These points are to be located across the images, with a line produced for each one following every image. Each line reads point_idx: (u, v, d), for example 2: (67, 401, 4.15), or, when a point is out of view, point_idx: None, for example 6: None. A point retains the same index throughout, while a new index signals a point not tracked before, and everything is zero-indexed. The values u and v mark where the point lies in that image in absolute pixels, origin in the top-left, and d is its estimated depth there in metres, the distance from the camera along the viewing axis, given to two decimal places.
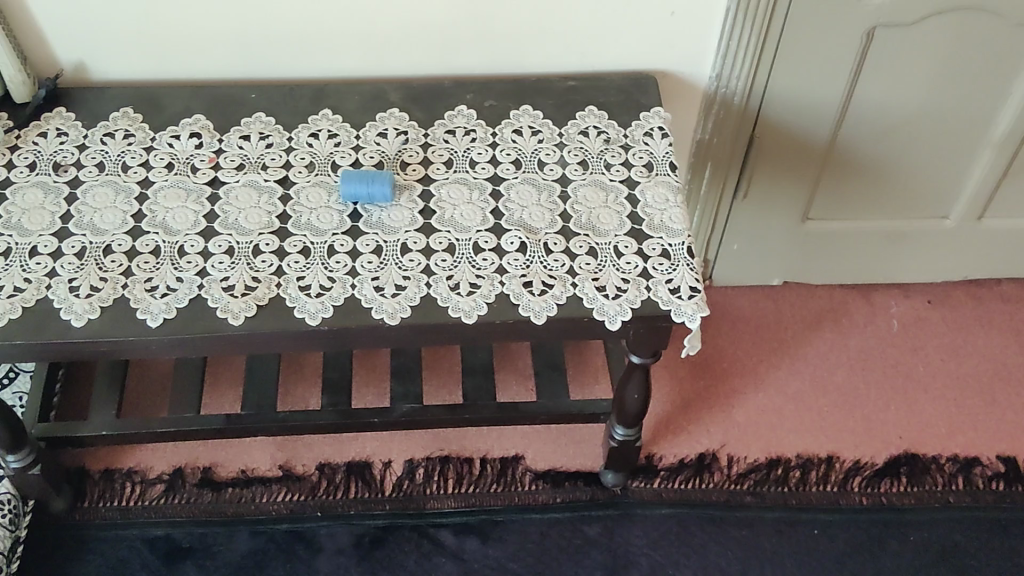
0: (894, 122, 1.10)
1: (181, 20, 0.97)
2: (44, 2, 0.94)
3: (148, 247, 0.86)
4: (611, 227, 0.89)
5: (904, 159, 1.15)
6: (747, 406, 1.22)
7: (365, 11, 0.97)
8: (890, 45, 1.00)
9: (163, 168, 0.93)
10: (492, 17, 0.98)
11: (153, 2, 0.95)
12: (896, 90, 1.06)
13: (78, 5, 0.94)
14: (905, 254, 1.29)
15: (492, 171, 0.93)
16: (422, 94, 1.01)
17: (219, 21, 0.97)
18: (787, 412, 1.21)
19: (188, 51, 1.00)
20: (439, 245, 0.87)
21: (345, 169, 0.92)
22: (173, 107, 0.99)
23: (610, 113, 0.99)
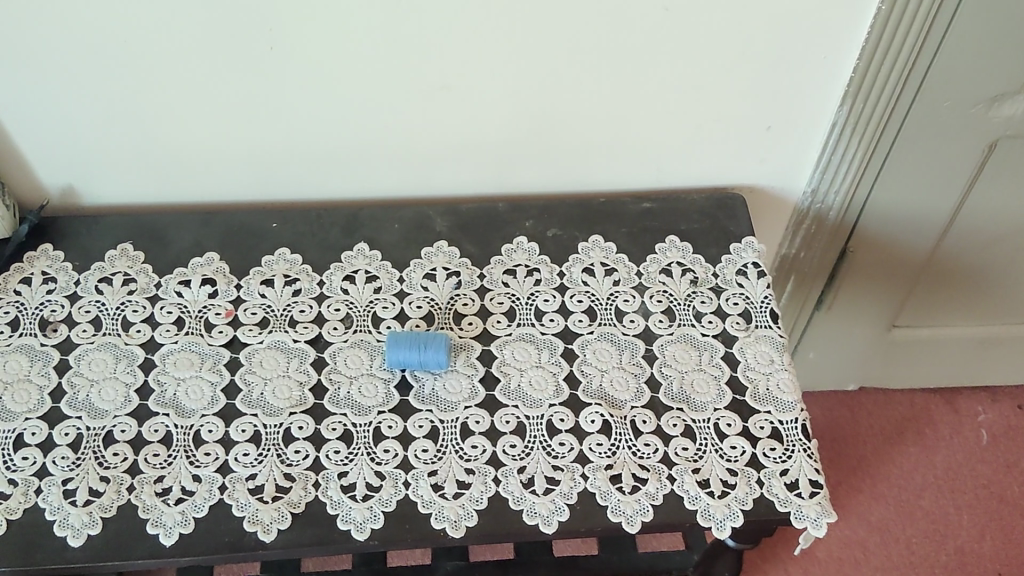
0: (1007, 230, 0.96)
1: (198, 140, 0.83)
2: (24, 120, 0.79)
3: (157, 434, 0.72)
4: (708, 398, 0.75)
5: (1009, 268, 1.01)
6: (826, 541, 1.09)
7: (402, 123, 0.82)
8: (1014, 157, 0.87)
9: (172, 325, 0.78)
10: (555, 134, 0.84)
11: (157, 116, 0.80)
12: (1015, 199, 0.92)
13: (61, 120, 0.80)
14: (1005, 358, 1.15)
15: (562, 324, 0.79)
16: (472, 221, 0.85)
17: (236, 140, 0.83)
18: (869, 546, 1.09)
19: (202, 169, 0.85)
20: (507, 424, 0.73)
21: (392, 329, 0.77)
22: (180, 242, 0.83)
23: (694, 245, 0.84)
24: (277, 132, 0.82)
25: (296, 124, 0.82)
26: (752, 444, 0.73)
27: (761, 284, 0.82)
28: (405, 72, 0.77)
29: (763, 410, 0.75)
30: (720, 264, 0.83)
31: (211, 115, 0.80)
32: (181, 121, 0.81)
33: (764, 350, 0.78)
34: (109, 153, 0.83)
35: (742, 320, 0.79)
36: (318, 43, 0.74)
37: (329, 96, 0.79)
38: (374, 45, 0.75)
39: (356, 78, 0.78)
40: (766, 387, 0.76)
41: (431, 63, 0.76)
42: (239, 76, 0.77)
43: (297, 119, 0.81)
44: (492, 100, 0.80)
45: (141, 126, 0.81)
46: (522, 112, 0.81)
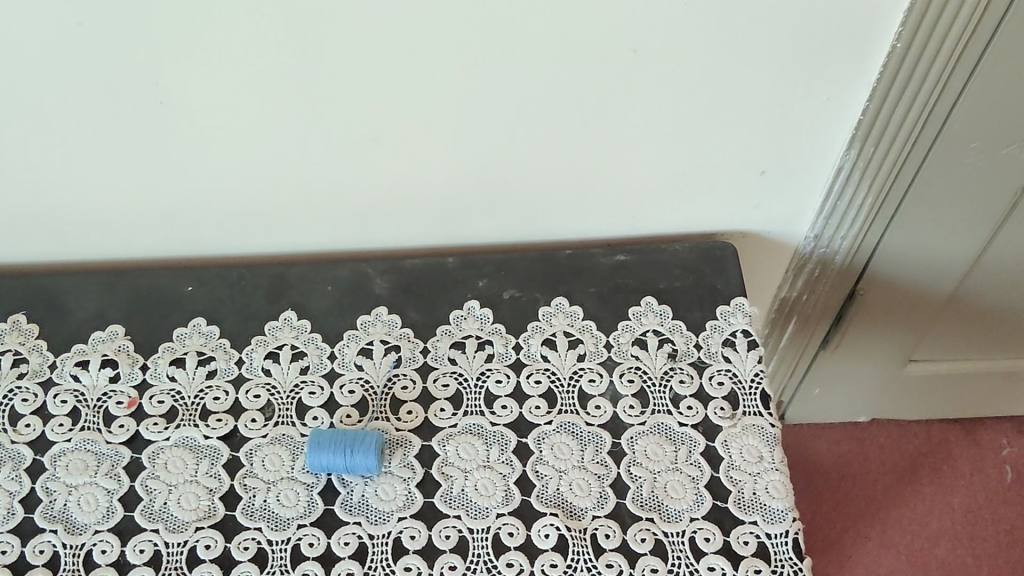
0: None
1: (95, 201, 0.71)
2: None
3: (42, 556, 0.62)
4: (685, 505, 0.64)
5: None
6: None
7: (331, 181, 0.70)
8: None
9: (66, 418, 0.67)
10: (511, 188, 0.72)
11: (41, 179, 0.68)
12: None
13: None
14: None
15: (516, 412, 0.68)
16: (417, 282, 0.74)
17: (140, 201, 0.71)
18: None
19: (106, 228, 0.74)
20: (446, 541, 0.63)
21: (320, 426, 0.67)
22: (80, 312, 0.73)
23: (674, 308, 0.72)
24: (186, 192, 0.71)
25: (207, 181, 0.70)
26: (733, 564, 0.62)
27: (750, 359, 0.70)
28: (326, 128, 0.65)
29: (747, 521, 0.64)
30: (703, 333, 0.71)
31: (105, 177, 0.68)
32: (69, 183, 0.69)
33: (752, 444, 0.66)
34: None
35: (727, 406, 0.68)
36: (217, 101, 0.62)
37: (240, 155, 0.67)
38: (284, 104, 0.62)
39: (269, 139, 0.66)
40: (752, 490, 0.65)
41: (355, 118, 0.64)
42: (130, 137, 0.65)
43: (205, 179, 0.69)
44: (434, 155, 0.68)
45: (27, 189, 0.69)
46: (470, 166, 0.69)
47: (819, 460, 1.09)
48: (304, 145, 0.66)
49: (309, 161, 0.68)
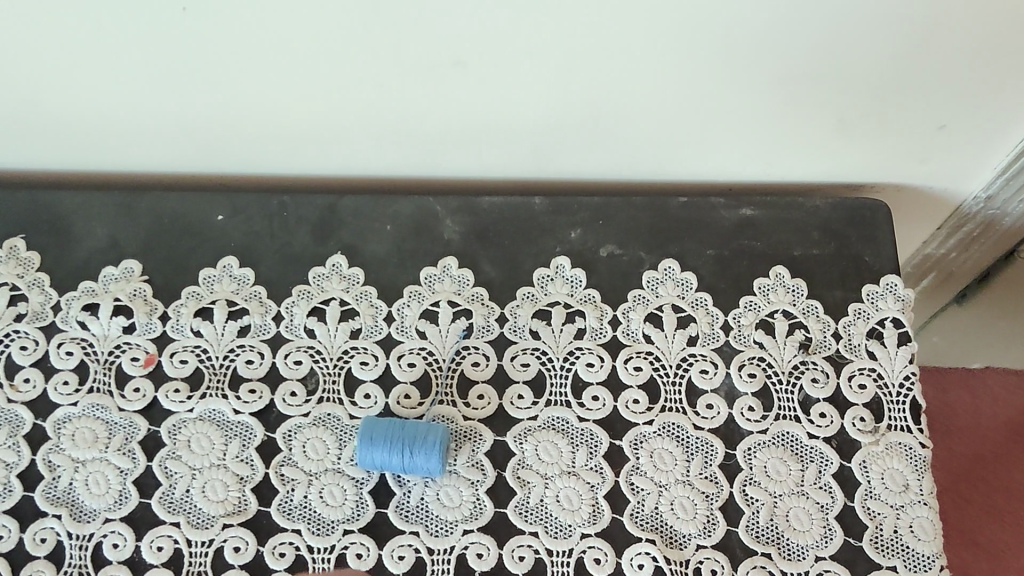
0: None
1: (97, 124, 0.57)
2: None
3: (44, 547, 0.53)
4: (810, 541, 0.53)
5: None
6: None
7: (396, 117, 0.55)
8: None
9: (71, 375, 0.56)
10: (620, 134, 0.57)
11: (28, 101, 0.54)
12: None
13: None
14: None
15: (610, 406, 0.56)
16: (494, 228, 0.61)
17: (152, 128, 0.57)
18: None
19: (113, 151, 0.60)
20: (520, 564, 0.52)
21: (374, 412, 0.55)
22: (90, 242, 0.60)
23: (809, 283, 0.59)
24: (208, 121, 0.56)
25: (239, 113, 0.55)
26: None
27: (901, 358, 0.57)
28: (392, 56, 0.49)
29: (885, 565, 0.53)
30: (844, 319, 0.58)
31: (110, 100, 0.54)
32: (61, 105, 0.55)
33: (896, 468, 0.55)
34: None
35: (868, 416, 0.56)
36: (251, 20, 0.46)
37: (279, 83, 0.52)
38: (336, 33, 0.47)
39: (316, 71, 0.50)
40: (893, 527, 0.54)
41: (432, 49, 0.49)
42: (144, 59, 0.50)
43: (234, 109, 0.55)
44: (528, 96, 0.53)
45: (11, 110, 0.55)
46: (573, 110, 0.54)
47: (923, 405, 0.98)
48: (360, 77, 0.51)
49: (367, 97, 0.53)
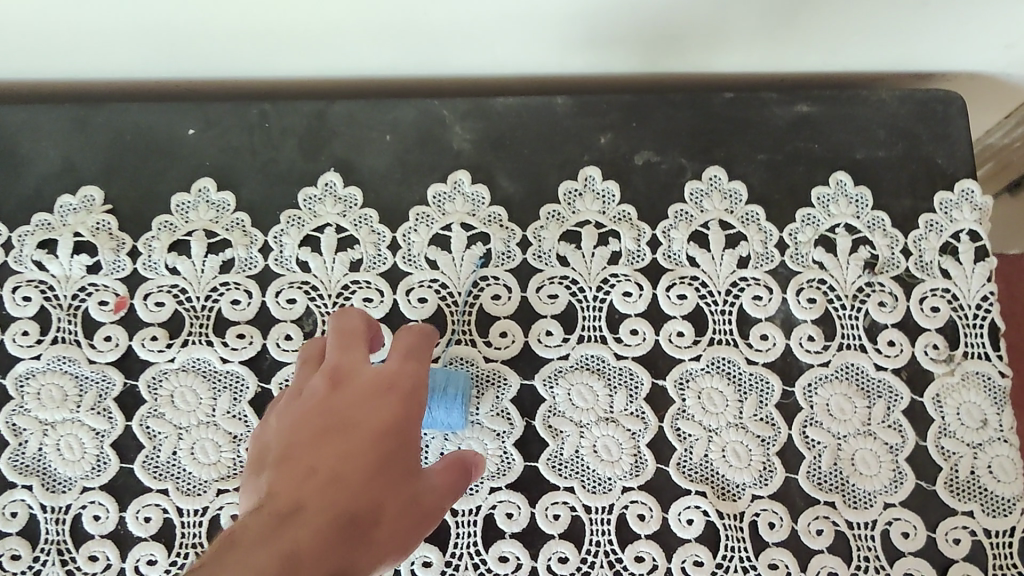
0: None
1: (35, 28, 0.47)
2: None
3: (15, 522, 0.47)
4: (877, 487, 0.48)
5: None
6: None
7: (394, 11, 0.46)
8: None
9: (31, 324, 0.49)
10: (660, 25, 0.48)
11: None
12: None
13: None
14: None
15: (651, 341, 0.49)
16: (511, 136, 0.53)
17: (99, 29, 0.48)
18: None
19: (59, 58, 0.51)
20: (556, 524, 0.47)
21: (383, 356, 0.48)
22: (41, 165, 0.52)
23: (874, 192, 0.51)
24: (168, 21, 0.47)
25: (205, 11, 0.46)
26: (937, 571, 0.47)
27: (979, 276, 0.50)
28: None
29: (961, 511, 0.47)
30: (915, 232, 0.51)
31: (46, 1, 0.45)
32: None
33: (973, 402, 0.48)
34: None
35: (942, 343, 0.49)
36: None
37: None
38: None
39: None
40: (969, 468, 0.48)
41: None
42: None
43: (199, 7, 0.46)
44: None
45: None
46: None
47: None
48: None
49: None
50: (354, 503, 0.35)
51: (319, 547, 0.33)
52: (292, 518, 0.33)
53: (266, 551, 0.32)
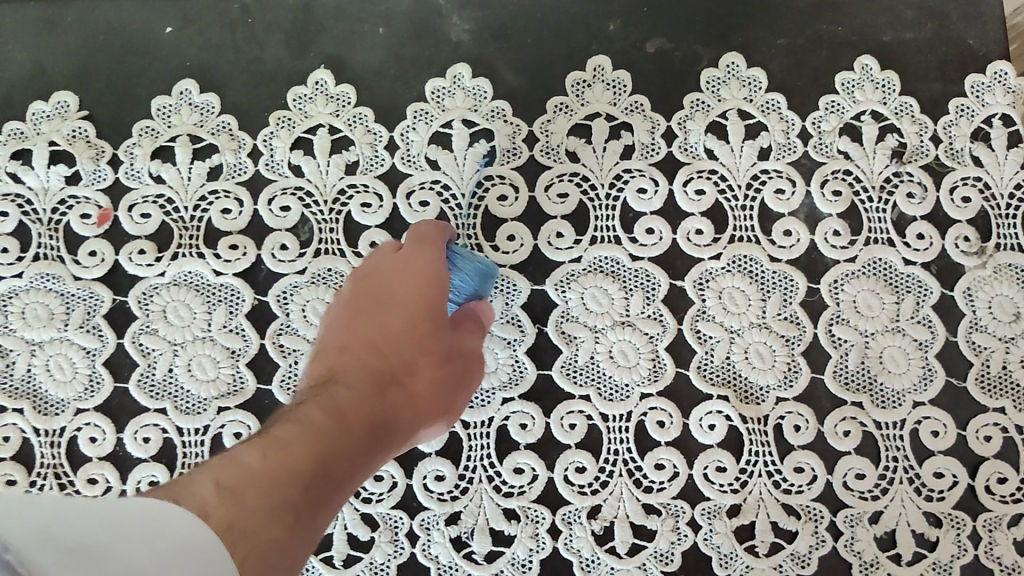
0: None
1: None
2: None
3: (8, 446, 0.45)
4: (906, 386, 0.46)
5: None
6: None
7: None
8: None
9: (10, 241, 0.46)
10: None
11: None
12: None
13: None
14: None
15: (668, 240, 0.46)
16: (513, 24, 0.49)
17: None
18: None
19: None
20: (572, 434, 0.45)
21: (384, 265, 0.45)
22: (9, 69, 0.48)
23: (902, 76, 0.48)
24: None
25: None
26: (968, 469, 0.45)
27: (1013, 161, 0.47)
28: None
29: (993, 408, 0.45)
30: (945, 118, 0.48)
31: None
32: None
33: (1006, 294, 0.46)
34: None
35: (973, 235, 0.47)
36: None
37: None
38: None
39: None
40: (1001, 363, 0.46)
41: None
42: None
43: None
44: None
45: None
46: None
47: None
48: None
49: None
50: (393, 367, 0.36)
51: (363, 393, 0.35)
52: (338, 382, 0.35)
53: (319, 411, 0.33)
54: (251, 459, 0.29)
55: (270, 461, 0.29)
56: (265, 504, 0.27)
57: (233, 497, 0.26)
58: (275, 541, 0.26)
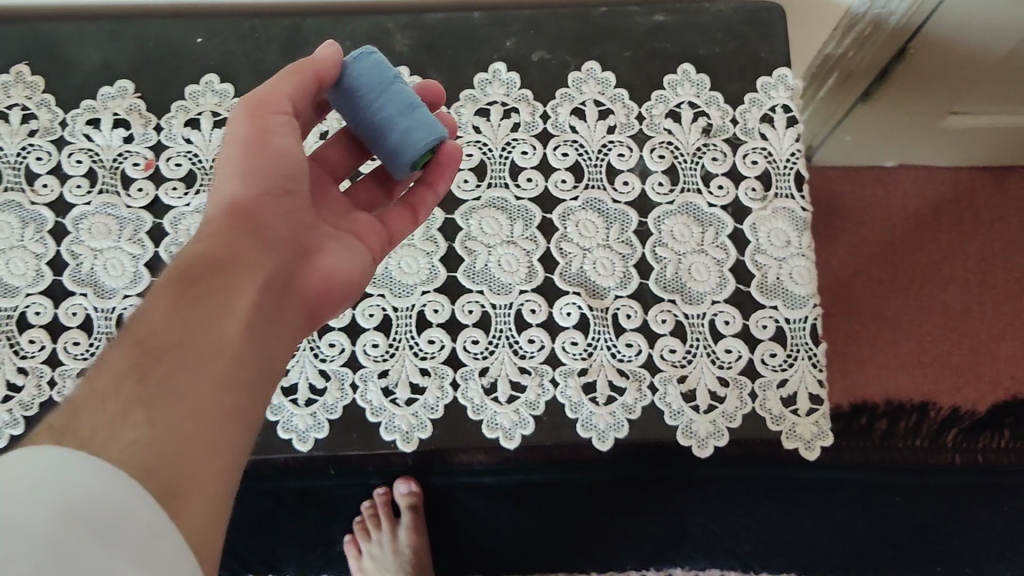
0: None
1: None
2: None
3: (75, 318, 0.64)
4: (707, 289, 0.65)
5: None
6: (862, 340, 1.06)
7: None
8: None
9: (83, 179, 0.66)
10: None
11: None
12: None
13: None
14: None
15: (541, 186, 0.66)
16: (440, 38, 0.70)
17: None
18: (900, 349, 1.05)
19: None
20: (470, 316, 0.64)
21: None
22: (86, 63, 0.69)
23: (712, 77, 0.68)
24: None
25: None
26: (750, 348, 0.64)
27: (789, 137, 0.67)
28: None
29: (769, 306, 0.64)
30: (742, 107, 0.68)
31: None
32: None
33: (780, 227, 0.65)
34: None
35: (759, 187, 0.66)
36: None
37: None
38: None
39: None
40: (776, 275, 0.65)
41: None
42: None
43: None
44: None
45: None
46: None
47: (842, 199, 1.09)
48: None
49: None
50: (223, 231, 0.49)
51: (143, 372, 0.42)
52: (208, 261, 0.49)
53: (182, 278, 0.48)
54: (99, 378, 0.42)
55: (119, 363, 0.42)
56: (129, 391, 0.41)
57: (82, 419, 0.40)
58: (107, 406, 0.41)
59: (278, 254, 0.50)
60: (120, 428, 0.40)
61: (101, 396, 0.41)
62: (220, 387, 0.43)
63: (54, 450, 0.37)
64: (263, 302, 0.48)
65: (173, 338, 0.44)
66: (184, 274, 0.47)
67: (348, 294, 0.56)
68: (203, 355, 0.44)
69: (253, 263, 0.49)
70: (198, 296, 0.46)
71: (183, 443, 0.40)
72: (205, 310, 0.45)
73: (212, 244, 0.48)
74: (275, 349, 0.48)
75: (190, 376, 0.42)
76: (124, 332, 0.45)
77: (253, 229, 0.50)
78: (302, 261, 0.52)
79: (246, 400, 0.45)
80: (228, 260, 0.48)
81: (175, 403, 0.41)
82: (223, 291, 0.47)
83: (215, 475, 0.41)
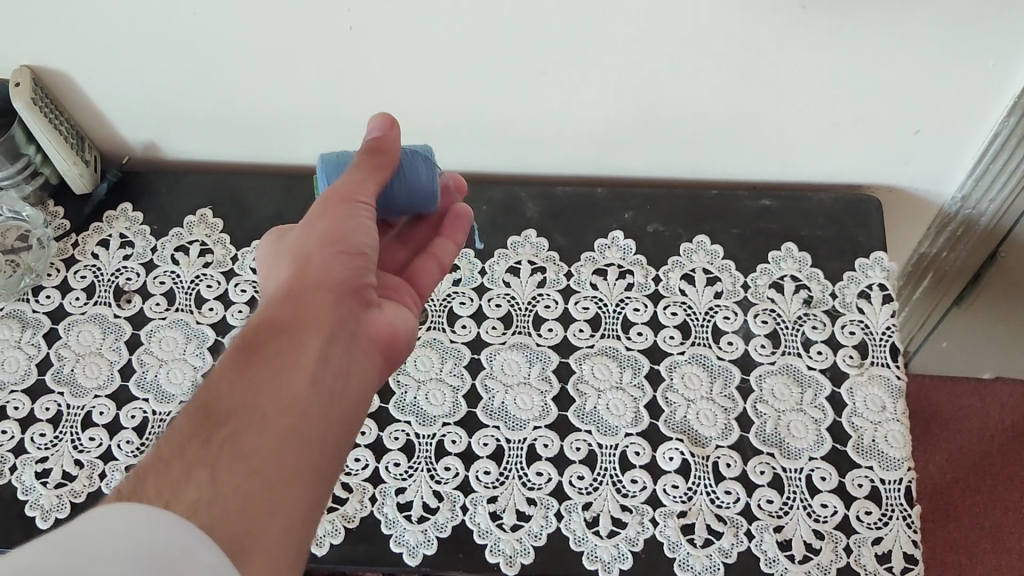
0: None
1: (274, 117, 0.78)
2: (104, 88, 0.77)
3: None
4: (805, 445, 0.68)
5: None
6: (959, 546, 1.04)
7: (498, 114, 0.75)
8: None
9: (245, 306, 0.75)
10: (664, 133, 0.75)
11: (232, 95, 0.76)
12: None
13: (134, 88, 0.76)
14: None
15: (651, 340, 0.72)
16: (566, 209, 0.81)
17: (312, 114, 0.77)
18: (998, 558, 1.03)
19: (284, 144, 0.82)
20: (577, 453, 0.68)
21: (464, 351, 0.73)
22: (261, 211, 0.82)
23: (812, 257, 0.76)
24: (356, 112, 0.76)
25: (377, 107, 0.76)
26: (845, 504, 0.65)
27: (884, 313, 0.73)
28: (495, 68, 0.70)
29: (863, 465, 0.67)
30: (840, 283, 0.75)
31: (285, 94, 0.75)
32: (252, 97, 0.76)
33: (876, 394, 0.69)
34: (183, 120, 0.80)
35: (855, 354, 0.71)
36: (404, 36, 0.67)
37: (413, 84, 0.72)
38: (462, 47, 0.68)
39: (443, 71, 0.71)
40: (871, 438, 0.68)
41: (529, 59, 0.68)
42: (329, 63, 0.71)
43: (378, 105, 0.75)
44: (594, 98, 0.72)
45: (218, 100, 0.77)
46: (627, 112, 0.73)
47: (936, 408, 1.13)
48: (469, 80, 0.71)
49: (473, 97, 0.73)
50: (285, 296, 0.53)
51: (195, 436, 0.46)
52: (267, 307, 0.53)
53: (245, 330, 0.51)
54: (164, 444, 0.46)
55: (185, 427, 0.46)
56: (193, 454, 0.45)
57: (149, 486, 0.43)
58: (167, 467, 0.44)
59: (343, 314, 0.54)
60: (188, 489, 0.43)
61: (165, 462, 0.44)
62: (287, 440, 0.47)
63: (128, 509, 0.41)
64: (330, 356, 0.51)
65: (236, 405, 0.47)
66: (249, 338, 0.50)
67: (408, 347, 0.60)
68: (261, 419, 0.47)
69: (317, 320, 0.52)
70: (261, 361, 0.49)
71: (244, 505, 0.44)
72: (269, 372, 0.49)
73: (277, 310, 0.52)
74: (346, 398, 0.52)
75: (255, 437, 0.46)
76: (191, 398, 0.48)
77: (317, 295, 0.53)
78: (366, 316, 0.56)
79: (316, 451, 0.48)
80: (295, 322, 0.51)
81: (241, 462, 0.45)
82: (290, 351, 0.50)
83: (282, 527, 0.44)
